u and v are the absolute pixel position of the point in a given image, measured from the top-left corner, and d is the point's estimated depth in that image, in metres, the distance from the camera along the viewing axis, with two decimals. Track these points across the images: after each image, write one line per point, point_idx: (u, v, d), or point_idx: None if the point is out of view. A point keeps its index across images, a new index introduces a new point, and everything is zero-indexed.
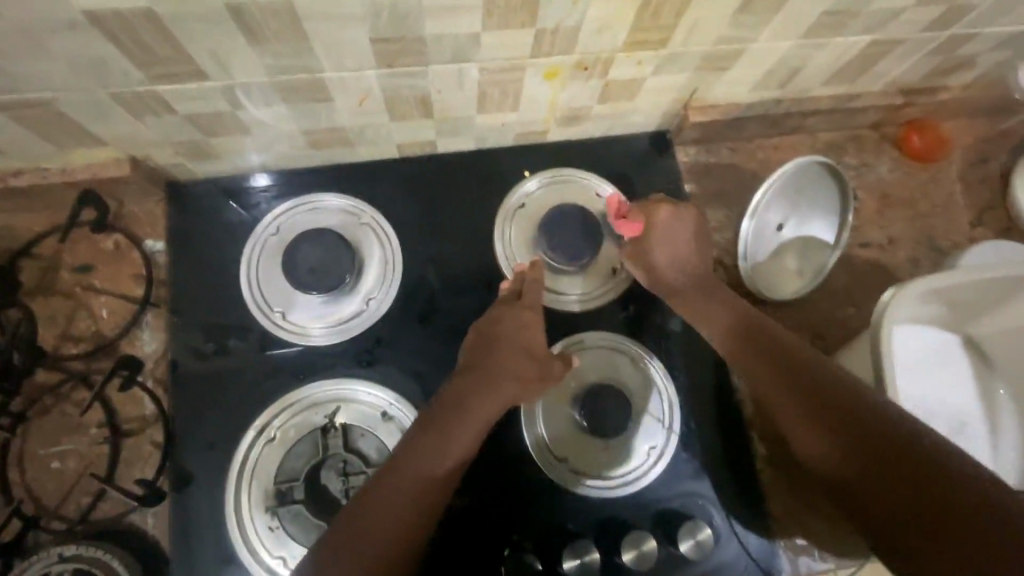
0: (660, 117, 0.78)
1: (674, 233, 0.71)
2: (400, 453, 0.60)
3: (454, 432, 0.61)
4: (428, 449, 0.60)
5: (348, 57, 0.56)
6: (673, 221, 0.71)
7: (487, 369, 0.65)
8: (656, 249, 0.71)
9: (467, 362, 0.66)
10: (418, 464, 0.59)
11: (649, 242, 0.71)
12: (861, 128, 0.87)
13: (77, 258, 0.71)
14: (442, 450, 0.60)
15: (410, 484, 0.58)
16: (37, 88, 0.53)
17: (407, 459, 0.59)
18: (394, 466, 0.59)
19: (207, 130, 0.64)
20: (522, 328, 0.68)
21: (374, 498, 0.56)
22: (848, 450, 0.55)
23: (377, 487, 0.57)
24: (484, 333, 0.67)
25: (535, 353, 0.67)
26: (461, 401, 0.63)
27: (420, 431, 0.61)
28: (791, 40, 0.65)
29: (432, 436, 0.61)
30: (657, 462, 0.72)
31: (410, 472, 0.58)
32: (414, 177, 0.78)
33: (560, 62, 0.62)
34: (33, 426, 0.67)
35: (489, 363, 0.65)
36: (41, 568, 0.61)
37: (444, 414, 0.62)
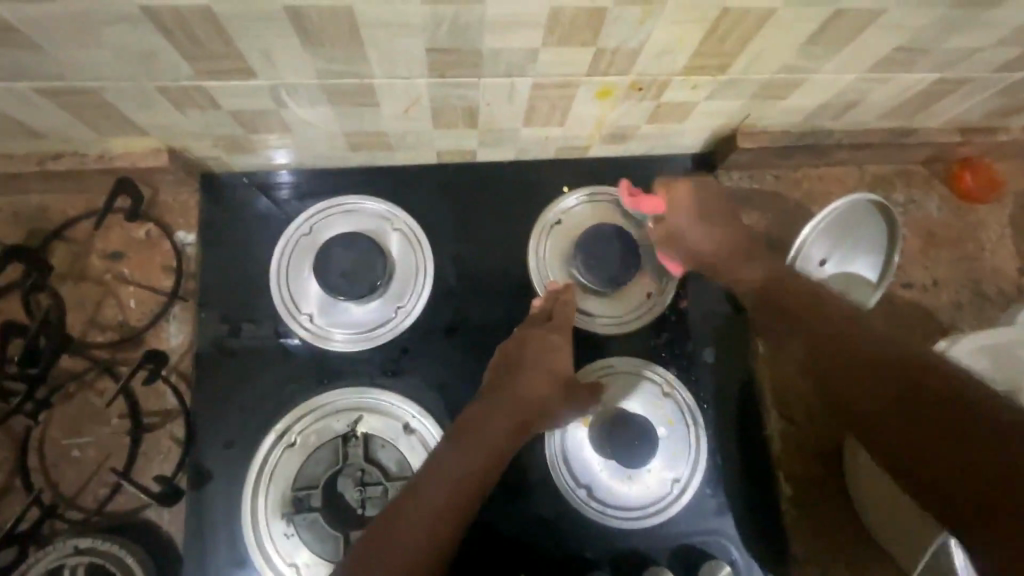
0: (707, 139, 0.76)
1: (700, 209, 0.73)
2: (418, 481, 0.59)
3: (474, 454, 0.60)
4: (445, 478, 0.59)
5: (401, 65, 0.54)
6: (699, 193, 0.74)
7: (509, 389, 0.64)
8: (686, 221, 0.73)
9: (489, 388, 0.65)
10: (439, 486, 0.58)
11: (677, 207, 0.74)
12: (911, 164, 0.84)
13: (109, 245, 0.71)
14: (464, 474, 0.59)
15: (430, 509, 0.57)
16: (84, 77, 0.53)
17: (428, 484, 0.58)
18: (413, 495, 0.58)
19: (248, 127, 0.63)
20: (546, 347, 0.66)
21: (393, 520, 0.56)
22: (866, 395, 0.56)
23: (398, 511, 0.57)
24: (507, 359, 0.67)
25: (556, 378, 0.66)
26: (480, 424, 0.62)
27: (442, 456, 0.60)
28: (854, 74, 0.63)
29: (454, 457, 0.60)
30: (680, 496, 0.70)
31: (431, 495, 0.58)
32: (451, 184, 0.76)
33: (614, 82, 0.60)
34: (55, 413, 0.66)
35: (510, 390, 0.64)
36: (54, 560, 0.59)
37: (462, 440, 0.61)
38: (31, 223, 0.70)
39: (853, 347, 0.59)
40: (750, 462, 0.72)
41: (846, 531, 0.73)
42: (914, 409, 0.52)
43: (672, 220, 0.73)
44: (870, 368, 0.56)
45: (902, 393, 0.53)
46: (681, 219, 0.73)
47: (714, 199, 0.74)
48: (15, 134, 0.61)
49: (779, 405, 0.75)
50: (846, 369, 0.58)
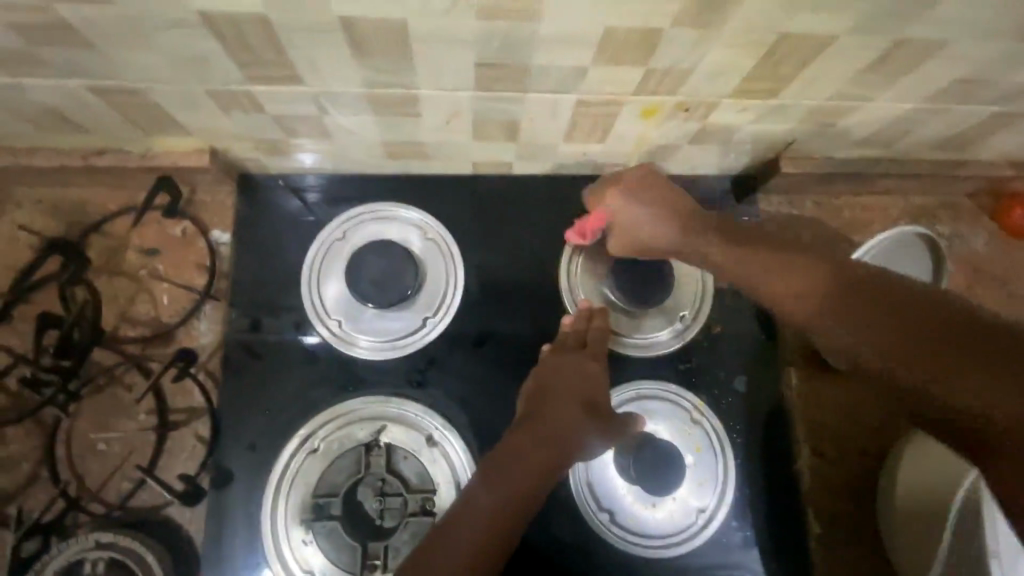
0: (747, 162, 0.74)
1: (638, 200, 0.65)
2: (457, 512, 0.58)
3: (512, 480, 0.59)
4: (484, 508, 0.58)
5: (448, 78, 0.54)
6: (629, 189, 0.66)
7: (542, 417, 0.63)
8: (630, 220, 0.66)
9: (524, 416, 0.64)
10: (478, 514, 0.57)
11: (615, 208, 0.67)
12: (957, 196, 0.81)
13: (145, 241, 0.71)
14: (503, 505, 0.58)
15: (468, 541, 0.56)
16: (136, 77, 0.53)
17: (467, 514, 0.57)
18: (452, 526, 0.57)
19: (290, 132, 0.63)
20: (583, 373, 0.66)
21: (434, 547, 0.56)
22: (890, 331, 0.47)
23: (437, 538, 0.56)
24: (543, 385, 0.65)
25: (595, 405, 0.65)
26: (514, 450, 0.61)
27: (479, 486, 0.59)
28: (909, 103, 0.61)
29: (492, 484, 0.59)
30: (705, 527, 0.68)
31: (470, 527, 0.57)
32: (485, 196, 0.75)
33: (661, 102, 0.59)
34: (85, 406, 0.66)
35: (548, 418, 0.63)
36: (76, 552, 0.60)
37: (500, 468, 0.60)
38: (71, 215, 0.70)
39: (873, 284, 0.51)
40: (778, 496, 0.70)
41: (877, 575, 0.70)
42: (905, 314, 0.47)
43: (619, 224, 0.67)
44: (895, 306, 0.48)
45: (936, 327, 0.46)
46: (631, 220, 0.66)
47: (652, 187, 0.66)
48: (63, 129, 0.62)
49: (811, 438, 0.73)
50: (863, 308, 0.50)
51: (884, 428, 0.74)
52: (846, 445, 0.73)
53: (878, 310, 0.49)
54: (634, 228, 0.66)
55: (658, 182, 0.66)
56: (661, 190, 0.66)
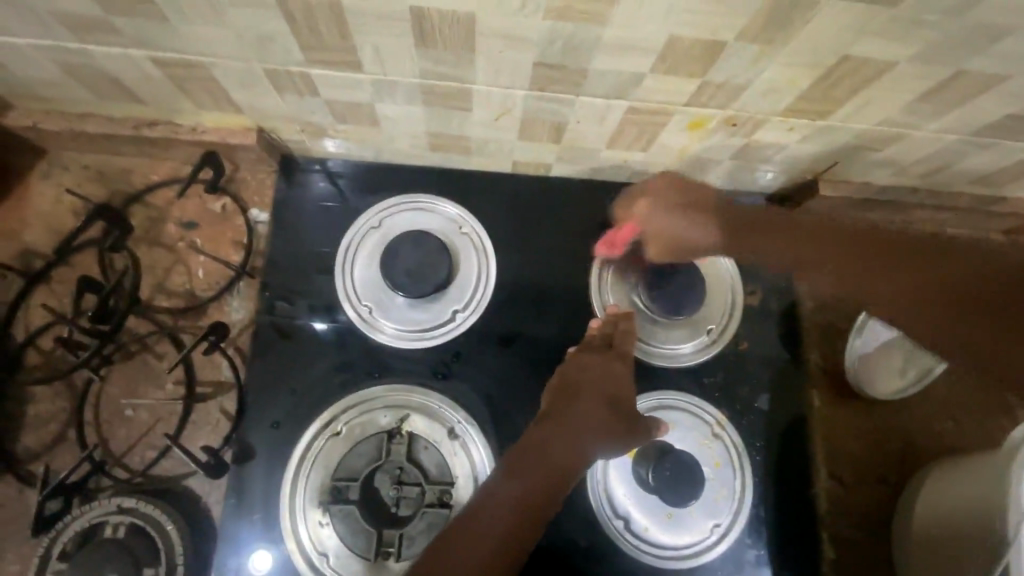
0: (785, 181, 0.74)
1: (667, 208, 0.69)
2: (477, 504, 0.58)
3: (534, 477, 0.59)
4: (508, 499, 0.58)
5: (506, 76, 0.54)
6: (658, 198, 0.70)
7: (562, 417, 0.63)
8: (656, 228, 0.70)
9: (549, 411, 0.64)
10: (500, 506, 0.57)
11: (645, 216, 0.71)
12: (992, 232, 0.81)
13: (185, 214, 0.72)
14: (524, 498, 0.58)
15: (489, 534, 0.56)
16: (200, 52, 0.54)
17: (488, 506, 0.57)
18: (472, 518, 0.57)
19: (339, 117, 0.64)
20: (602, 375, 0.66)
21: (455, 540, 0.55)
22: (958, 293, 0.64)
23: (458, 531, 0.56)
24: (569, 382, 0.66)
25: (620, 405, 0.65)
26: (535, 449, 0.61)
27: (501, 478, 0.59)
28: (957, 135, 0.61)
29: (514, 481, 0.59)
30: (716, 542, 0.68)
31: (491, 518, 0.57)
32: (521, 196, 0.76)
33: (710, 115, 0.60)
34: (115, 371, 0.67)
35: (573, 414, 0.63)
36: (97, 515, 0.60)
37: (524, 462, 0.60)
38: (115, 183, 0.72)
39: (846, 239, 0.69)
40: (794, 517, 0.70)
41: None
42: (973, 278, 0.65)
43: (652, 230, 0.71)
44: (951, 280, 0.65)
45: (965, 287, 0.64)
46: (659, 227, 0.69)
47: (675, 195, 0.70)
48: (119, 98, 0.63)
49: (829, 462, 0.73)
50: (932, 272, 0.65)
51: (903, 458, 0.74)
52: (864, 472, 0.73)
53: (902, 270, 0.65)
54: (679, 231, 0.69)
55: (687, 188, 0.71)
56: (689, 196, 0.71)
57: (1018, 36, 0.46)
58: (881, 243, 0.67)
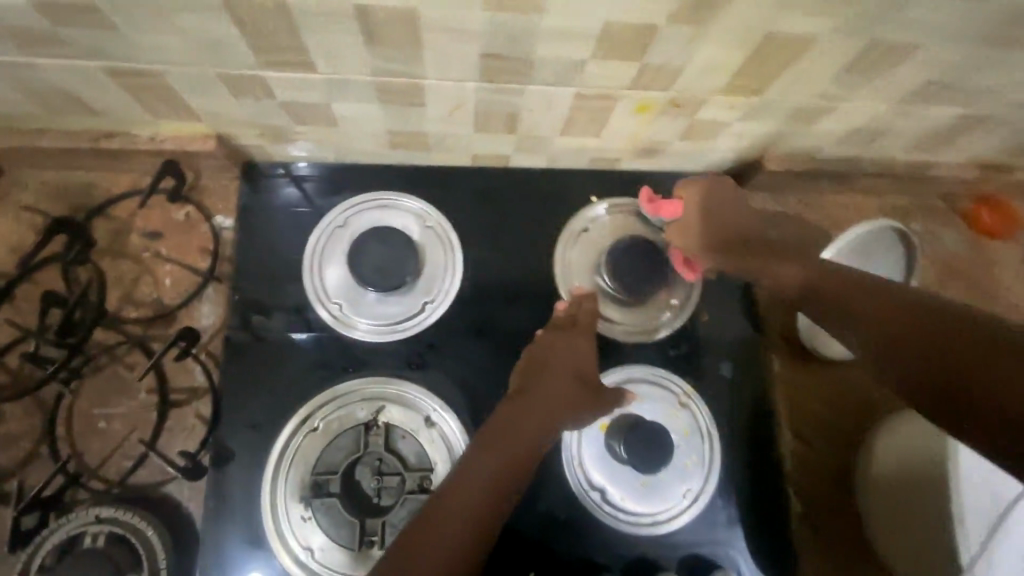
0: (734, 160, 0.78)
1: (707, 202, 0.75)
2: (452, 483, 0.59)
3: (506, 455, 0.61)
4: (481, 478, 0.59)
5: (454, 69, 0.57)
6: (708, 195, 0.75)
7: (535, 396, 0.65)
8: (696, 219, 0.75)
9: (518, 388, 0.66)
10: (474, 484, 0.59)
11: (689, 216, 0.75)
12: (930, 197, 0.86)
13: (149, 224, 0.73)
14: (497, 474, 0.60)
15: (464, 511, 0.57)
16: (151, 60, 0.55)
17: (461, 488, 0.58)
18: (446, 498, 0.58)
19: (297, 118, 0.65)
20: (580, 354, 0.69)
21: (432, 522, 0.56)
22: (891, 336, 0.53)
23: (437, 510, 0.57)
24: (537, 360, 0.68)
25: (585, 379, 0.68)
26: (509, 429, 0.63)
27: (473, 457, 0.61)
28: (884, 104, 0.65)
29: (489, 460, 0.60)
30: (690, 506, 0.71)
31: (466, 496, 0.58)
32: (483, 187, 0.78)
33: (653, 97, 0.63)
34: (85, 383, 0.67)
35: (541, 390, 0.65)
36: (76, 527, 0.60)
37: (494, 440, 0.62)
38: (76, 198, 0.71)
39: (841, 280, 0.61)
40: (761, 477, 0.73)
41: (852, 552, 0.74)
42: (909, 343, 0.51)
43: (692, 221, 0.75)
44: (923, 331, 0.50)
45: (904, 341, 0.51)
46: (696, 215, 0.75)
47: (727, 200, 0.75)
48: (73, 111, 0.64)
49: (792, 422, 0.77)
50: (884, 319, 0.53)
51: (860, 413, 0.78)
52: (825, 430, 0.77)
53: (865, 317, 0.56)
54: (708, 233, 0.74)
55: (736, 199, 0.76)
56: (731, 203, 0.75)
57: (923, 7, 0.50)
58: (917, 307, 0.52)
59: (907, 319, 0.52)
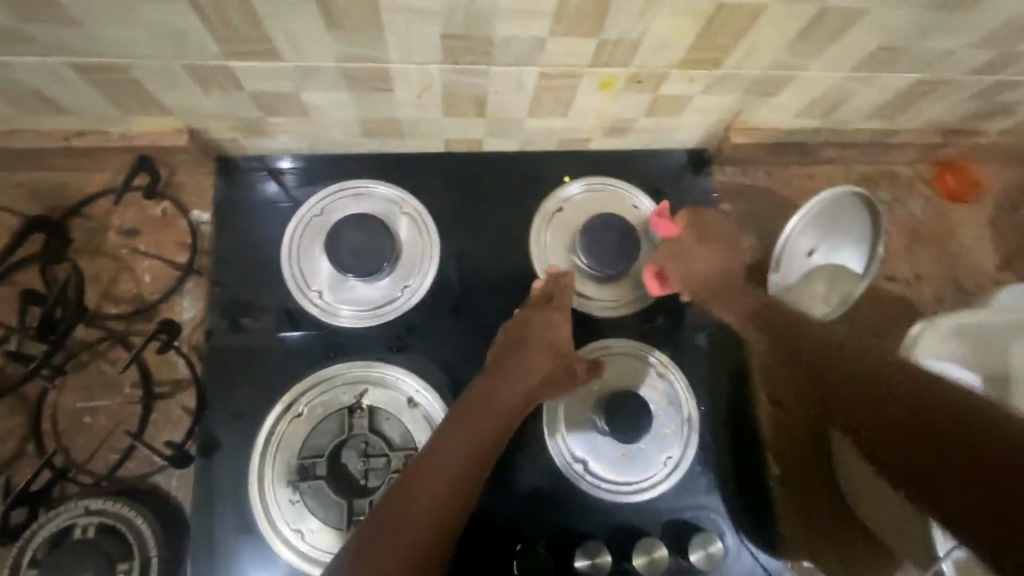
0: (701, 135, 0.80)
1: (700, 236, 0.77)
2: (427, 458, 0.60)
3: (475, 432, 0.62)
4: (456, 453, 0.61)
5: (417, 51, 0.58)
6: (700, 229, 0.77)
7: (504, 372, 0.66)
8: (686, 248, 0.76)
9: (493, 364, 0.68)
10: (450, 458, 0.60)
11: (688, 250, 0.76)
12: (895, 165, 0.88)
13: (126, 221, 0.73)
14: (472, 448, 0.61)
15: (439, 484, 0.59)
16: (118, 54, 0.56)
17: (436, 464, 0.59)
18: (421, 473, 0.59)
19: (267, 109, 0.66)
20: (551, 332, 0.69)
21: (400, 501, 0.57)
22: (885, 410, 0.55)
23: (407, 487, 0.58)
24: (512, 335, 0.69)
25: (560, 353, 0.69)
26: (478, 405, 0.64)
27: (448, 432, 0.62)
28: (840, 72, 0.67)
29: (458, 436, 0.61)
30: (671, 473, 0.72)
31: (441, 469, 0.59)
32: (457, 172, 0.79)
33: (615, 73, 0.64)
34: (69, 380, 0.68)
35: (515, 365, 0.67)
36: (65, 519, 0.61)
37: (468, 415, 0.63)
38: (51, 198, 0.72)
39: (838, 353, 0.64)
40: (739, 441, 0.75)
41: (830, 512, 0.76)
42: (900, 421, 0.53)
43: (696, 254, 0.75)
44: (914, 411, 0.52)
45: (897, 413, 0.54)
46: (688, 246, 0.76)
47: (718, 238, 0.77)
48: (44, 110, 0.64)
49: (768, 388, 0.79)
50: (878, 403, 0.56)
51: None
52: None
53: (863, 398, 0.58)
54: (691, 262, 0.75)
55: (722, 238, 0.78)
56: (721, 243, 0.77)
57: None
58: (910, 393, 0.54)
59: (910, 418, 0.52)
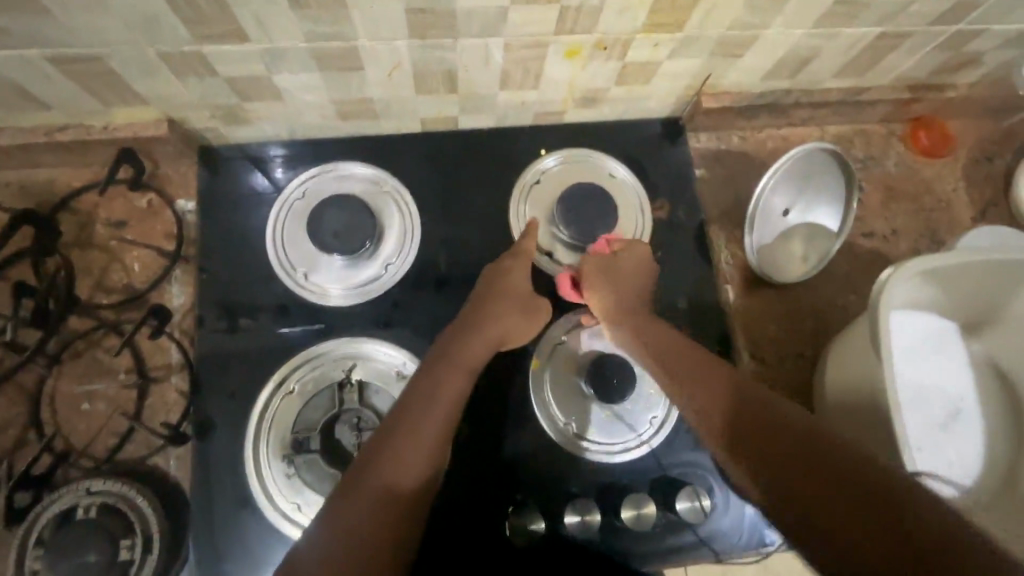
0: (673, 103, 0.81)
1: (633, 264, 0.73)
2: (405, 406, 0.61)
3: (445, 381, 0.63)
4: (432, 399, 0.62)
5: (383, 26, 0.60)
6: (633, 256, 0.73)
7: (470, 320, 0.68)
8: (619, 269, 0.73)
9: (465, 317, 0.69)
10: (429, 403, 0.61)
11: (617, 262, 0.73)
12: (868, 123, 0.89)
13: (113, 214, 0.75)
14: (449, 392, 0.63)
15: (418, 432, 0.59)
16: (94, 43, 0.58)
17: (416, 411, 0.61)
18: (399, 420, 0.60)
19: (243, 95, 0.68)
20: (503, 278, 0.72)
21: (379, 451, 0.57)
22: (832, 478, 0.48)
23: (386, 439, 0.58)
24: (484, 289, 0.71)
25: (525, 301, 0.72)
26: (451, 351, 0.66)
27: (422, 382, 0.63)
28: (802, 29, 0.69)
29: (431, 381, 0.63)
30: (658, 431, 0.74)
31: (421, 416, 0.60)
32: (435, 152, 0.81)
33: (581, 41, 0.66)
34: (66, 368, 0.70)
35: (486, 315, 0.68)
36: (69, 500, 0.62)
37: (441, 364, 0.64)
38: (39, 194, 0.74)
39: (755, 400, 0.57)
40: None
41: None
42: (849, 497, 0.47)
43: (619, 269, 0.73)
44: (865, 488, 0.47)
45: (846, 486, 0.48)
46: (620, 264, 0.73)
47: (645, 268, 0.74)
48: (26, 106, 0.66)
49: (750, 345, 0.80)
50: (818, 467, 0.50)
51: (815, 334, 0.81)
52: (783, 352, 0.80)
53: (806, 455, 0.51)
54: (620, 278, 0.72)
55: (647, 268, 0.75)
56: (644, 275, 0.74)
57: None
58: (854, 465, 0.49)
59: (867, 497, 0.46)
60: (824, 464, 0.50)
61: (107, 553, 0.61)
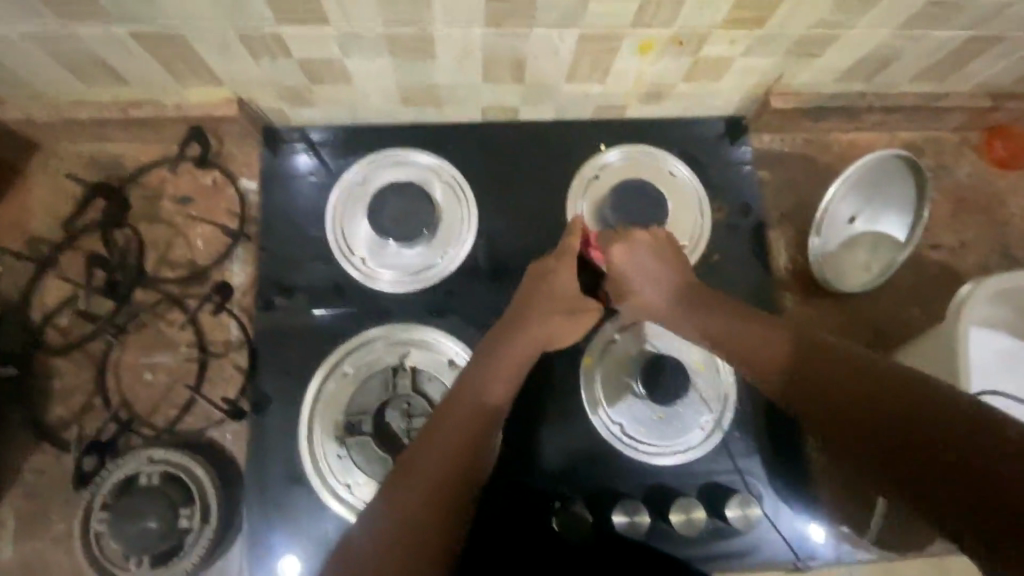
0: (739, 102, 0.79)
1: (640, 255, 0.66)
2: (451, 398, 0.62)
3: (491, 374, 0.63)
4: (474, 393, 0.62)
5: (461, 13, 0.59)
6: (635, 244, 0.67)
7: (513, 318, 0.67)
8: (634, 271, 0.66)
9: (509, 316, 0.68)
10: (471, 396, 0.61)
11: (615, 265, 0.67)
12: (941, 131, 0.85)
13: (179, 190, 0.76)
14: (491, 382, 0.63)
15: (460, 424, 0.59)
16: (179, 21, 0.59)
17: (460, 401, 0.61)
18: (447, 414, 0.60)
19: (313, 77, 0.68)
20: (551, 278, 0.68)
21: (425, 439, 0.59)
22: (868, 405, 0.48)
23: (433, 430, 0.59)
24: (530, 287, 0.69)
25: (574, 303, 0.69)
26: (499, 347, 0.65)
27: (468, 374, 0.63)
28: (886, 29, 0.66)
29: (476, 373, 0.63)
30: (708, 437, 0.73)
31: (464, 407, 0.61)
32: (494, 142, 0.80)
33: (656, 34, 0.64)
34: (131, 339, 0.72)
35: (533, 316, 0.67)
36: (131, 467, 0.64)
37: (485, 359, 0.65)
38: (108, 168, 0.75)
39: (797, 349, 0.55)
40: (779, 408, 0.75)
41: None
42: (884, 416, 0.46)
43: (617, 280, 0.68)
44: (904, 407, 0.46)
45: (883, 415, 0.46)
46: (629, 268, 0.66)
47: (658, 248, 0.67)
48: (105, 81, 0.67)
49: None
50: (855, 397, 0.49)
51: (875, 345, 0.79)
52: None
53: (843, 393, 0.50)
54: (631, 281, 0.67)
55: (667, 243, 0.68)
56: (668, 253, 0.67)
57: None
58: (891, 386, 0.48)
59: (903, 419, 0.45)
60: (881, 403, 0.47)
61: (166, 520, 0.62)
